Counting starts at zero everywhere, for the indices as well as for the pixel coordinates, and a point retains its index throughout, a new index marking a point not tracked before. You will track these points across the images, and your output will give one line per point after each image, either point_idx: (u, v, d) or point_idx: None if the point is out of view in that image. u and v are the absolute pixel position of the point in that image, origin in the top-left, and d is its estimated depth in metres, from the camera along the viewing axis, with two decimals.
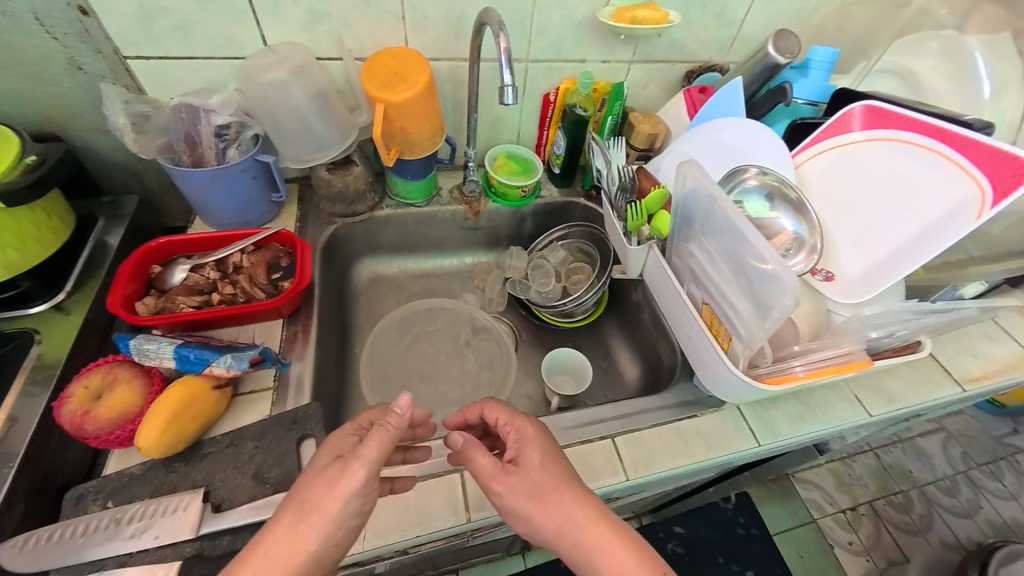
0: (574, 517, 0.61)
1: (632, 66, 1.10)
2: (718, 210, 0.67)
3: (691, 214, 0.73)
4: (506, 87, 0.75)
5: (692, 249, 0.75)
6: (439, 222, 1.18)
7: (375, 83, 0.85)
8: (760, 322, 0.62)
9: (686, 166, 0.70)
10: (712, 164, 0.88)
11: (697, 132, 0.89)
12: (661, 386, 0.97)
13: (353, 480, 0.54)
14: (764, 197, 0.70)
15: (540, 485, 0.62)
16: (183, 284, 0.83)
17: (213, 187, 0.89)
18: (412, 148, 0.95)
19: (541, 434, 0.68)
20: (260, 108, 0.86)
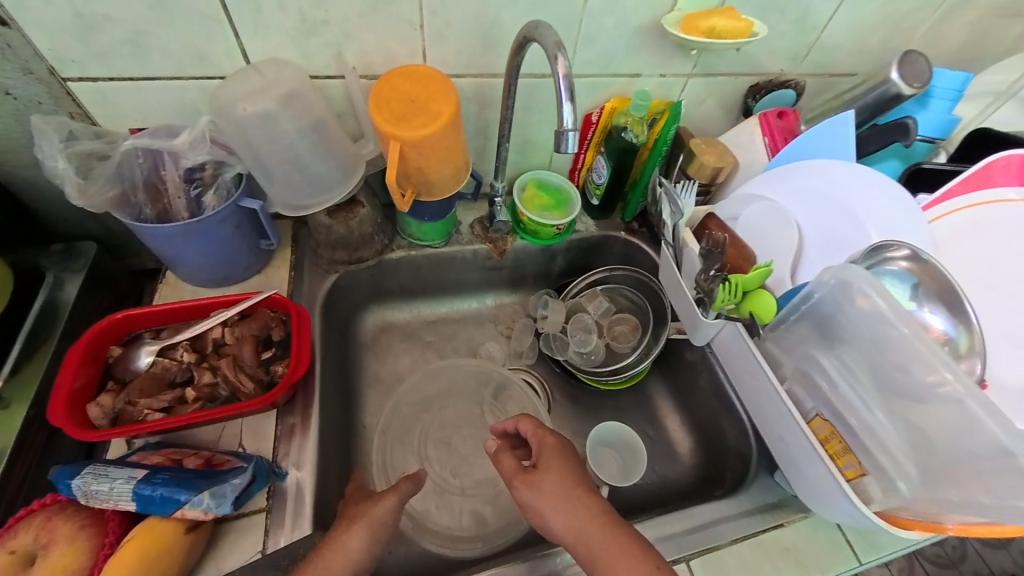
0: (588, 527, 0.58)
1: (690, 81, 0.92)
2: (893, 333, 0.49)
3: (829, 319, 0.56)
4: (562, 132, 0.57)
5: (813, 357, 0.59)
6: (457, 263, 1.00)
7: (388, 115, 0.67)
8: (937, 480, 0.50)
9: (847, 272, 0.52)
10: (811, 215, 0.69)
11: (788, 173, 0.71)
12: (727, 472, 0.82)
13: (389, 501, 0.62)
14: (907, 284, 0.53)
15: (556, 488, 0.61)
16: (150, 369, 0.66)
17: (186, 242, 0.71)
18: (431, 188, 0.77)
19: (560, 439, 0.67)
20: (243, 144, 0.68)
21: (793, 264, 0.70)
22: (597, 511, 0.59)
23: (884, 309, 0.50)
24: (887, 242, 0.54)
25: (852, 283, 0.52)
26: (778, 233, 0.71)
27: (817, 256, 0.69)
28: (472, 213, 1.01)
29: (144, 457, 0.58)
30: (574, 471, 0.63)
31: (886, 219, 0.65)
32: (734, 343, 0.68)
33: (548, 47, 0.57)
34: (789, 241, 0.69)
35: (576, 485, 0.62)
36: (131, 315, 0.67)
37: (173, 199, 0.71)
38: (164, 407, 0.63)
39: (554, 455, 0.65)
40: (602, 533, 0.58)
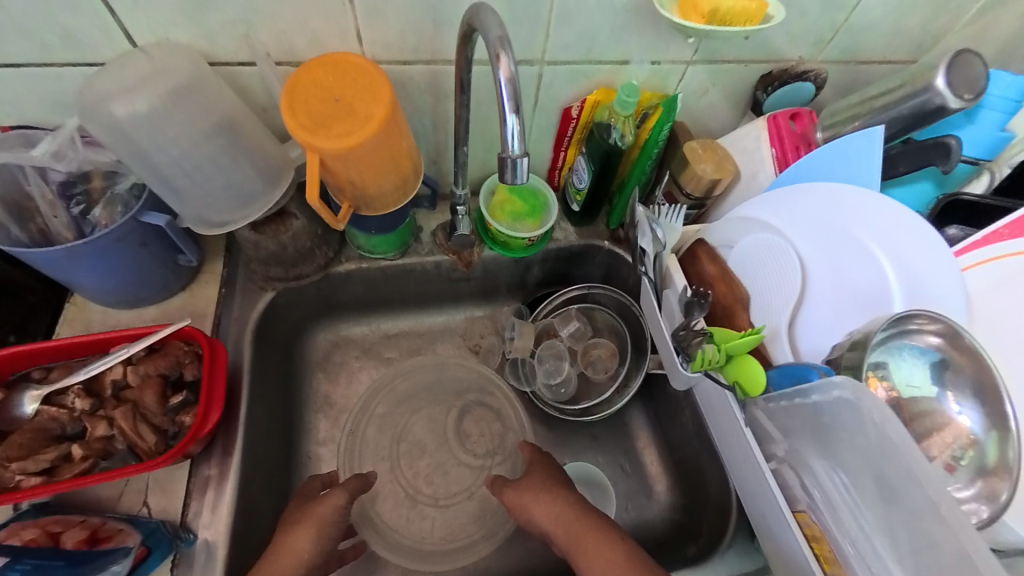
0: (567, 523, 0.62)
1: (690, 68, 0.77)
2: (902, 462, 0.39)
3: (822, 421, 0.45)
4: (506, 158, 0.46)
5: (804, 453, 0.49)
6: (418, 276, 0.88)
7: (307, 119, 0.54)
8: None
9: (847, 387, 0.42)
10: (816, 260, 0.57)
11: (792, 195, 0.59)
12: (708, 524, 0.73)
13: (331, 504, 0.63)
14: (932, 365, 0.45)
15: (539, 480, 0.69)
16: (33, 420, 0.57)
17: (76, 264, 0.60)
18: (371, 202, 0.65)
19: (543, 456, 0.74)
20: (130, 152, 0.56)
21: (793, 312, 0.57)
22: (574, 507, 0.64)
23: (891, 431, 0.39)
24: (914, 310, 0.44)
25: (857, 394, 0.41)
26: (776, 274, 0.58)
27: (823, 303, 0.56)
28: (435, 217, 0.88)
29: (14, 534, 0.49)
30: (544, 458, 0.73)
31: (904, 272, 0.53)
32: (720, 409, 0.59)
33: (489, 41, 0.44)
34: (791, 283, 0.57)
35: (552, 486, 0.67)
36: (9, 353, 0.58)
37: (51, 216, 0.59)
38: (45, 468, 0.54)
39: (535, 464, 0.72)
40: (578, 527, 0.61)
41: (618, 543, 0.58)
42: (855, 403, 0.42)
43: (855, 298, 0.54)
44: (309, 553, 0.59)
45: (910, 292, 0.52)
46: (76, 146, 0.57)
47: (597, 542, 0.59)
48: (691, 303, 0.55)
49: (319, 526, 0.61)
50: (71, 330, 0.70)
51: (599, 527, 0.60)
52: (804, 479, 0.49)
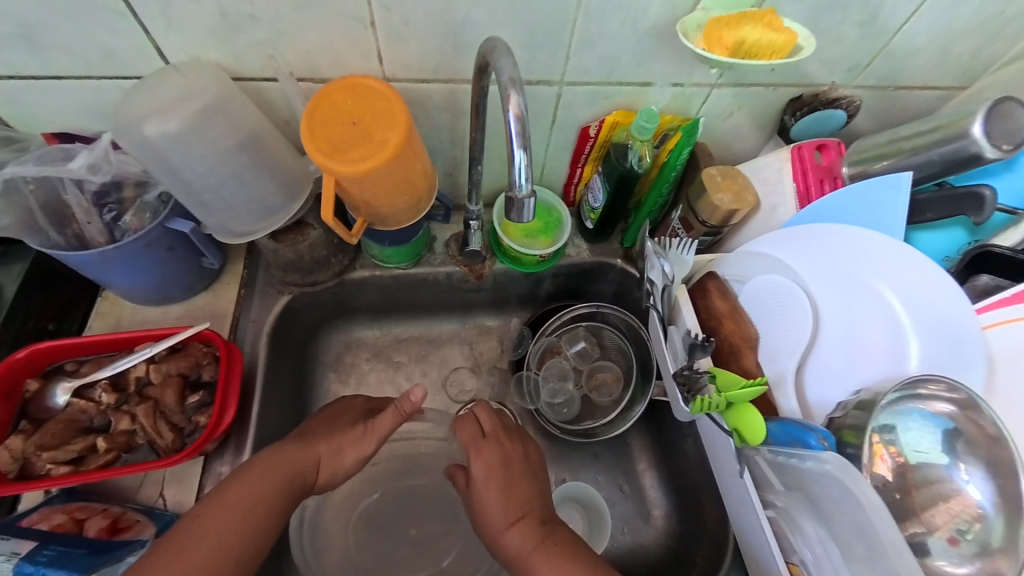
0: (527, 550, 0.58)
1: (715, 91, 0.75)
2: (888, 548, 0.39)
3: (813, 489, 0.45)
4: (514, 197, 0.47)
5: (794, 511, 0.49)
6: (430, 285, 0.89)
7: (325, 143, 0.56)
8: None
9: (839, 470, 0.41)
10: (829, 305, 0.55)
11: (806, 235, 0.57)
12: (705, 557, 0.73)
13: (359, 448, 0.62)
14: (941, 433, 0.44)
15: (495, 499, 0.61)
16: (65, 410, 0.61)
17: (108, 265, 0.64)
18: (385, 219, 0.67)
19: (498, 458, 0.64)
20: (159, 167, 0.59)
21: (802, 357, 0.56)
22: (533, 538, 0.58)
23: (876, 518, 0.39)
24: (928, 375, 0.44)
25: (846, 477, 0.41)
26: (787, 316, 0.57)
27: (836, 352, 0.54)
28: (449, 228, 0.89)
29: (46, 517, 0.54)
30: (501, 471, 0.63)
31: (921, 327, 0.51)
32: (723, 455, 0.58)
33: (502, 81, 0.44)
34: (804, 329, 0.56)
35: (513, 510, 0.60)
36: (46, 347, 0.62)
37: (85, 223, 0.63)
38: (73, 458, 0.58)
39: (495, 468, 0.63)
40: (538, 562, 0.56)
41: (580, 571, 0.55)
42: (844, 484, 0.41)
43: (871, 351, 0.52)
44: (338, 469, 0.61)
45: (929, 350, 0.50)
46: (111, 161, 0.61)
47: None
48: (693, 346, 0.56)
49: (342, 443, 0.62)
50: (103, 323, 0.75)
51: (563, 559, 0.56)
52: (799, 539, 0.49)
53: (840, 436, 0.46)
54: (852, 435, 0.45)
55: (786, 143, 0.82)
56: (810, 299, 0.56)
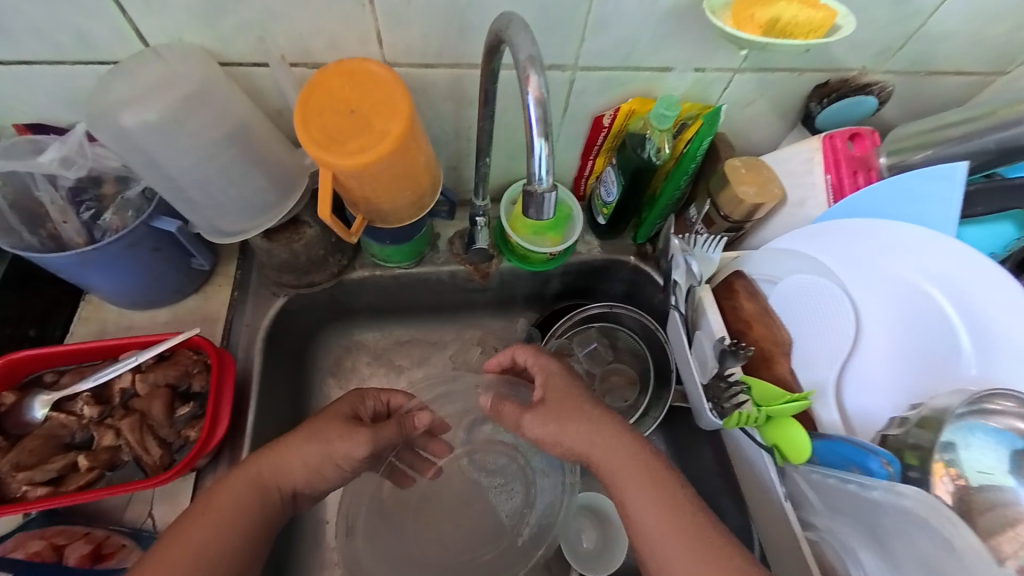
0: (609, 468, 0.53)
1: (737, 77, 0.70)
2: None
3: (881, 519, 0.44)
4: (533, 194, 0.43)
5: (836, 529, 0.49)
6: (434, 285, 0.84)
7: (320, 135, 0.51)
8: None
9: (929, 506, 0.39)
10: (871, 311, 0.52)
11: (840, 231, 0.53)
12: None
13: (353, 446, 0.56)
14: (1009, 455, 0.41)
15: (562, 407, 0.57)
16: (44, 425, 0.56)
17: (86, 268, 0.59)
18: (385, 216, 0.62)
19: (561, 368, 0.60)
20: (141, 162, 0.54)
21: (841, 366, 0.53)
22: (615, 438, 0.54)
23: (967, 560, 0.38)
24: (996, 391, 0.42)
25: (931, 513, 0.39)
26: (829, 321, 0.54)
27: (873, 359, 0.52)
28: (453, 225, 0.84)
29: (21, 546, 0.49)
30: (577, 399, 0.57)
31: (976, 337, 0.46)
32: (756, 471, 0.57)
33: (518, 61, 0.39)
34: (839, 336, 0.53)
35: (584, 419, 0.56)
36: (21, 357, 0.57)
37: (61, 222, 0.58)
38: (52, 478, 0.53)
39: (558, 390, 0.58)
40: (620, 462, 0.53)
41: (663, 496, 0.50)
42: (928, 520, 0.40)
43: (913, 361, 0.50)
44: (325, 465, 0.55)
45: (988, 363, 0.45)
46: (87, 155, 0.56)
47: (641, 500, 0.50)
48: (723, 352, 0.52)
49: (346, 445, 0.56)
50: (87, 329, 0.70)
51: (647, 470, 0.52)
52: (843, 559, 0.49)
53: (903, 459, 0.46)
54: (915, 456, 0.45)
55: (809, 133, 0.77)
56: (846, 303, 0.53)
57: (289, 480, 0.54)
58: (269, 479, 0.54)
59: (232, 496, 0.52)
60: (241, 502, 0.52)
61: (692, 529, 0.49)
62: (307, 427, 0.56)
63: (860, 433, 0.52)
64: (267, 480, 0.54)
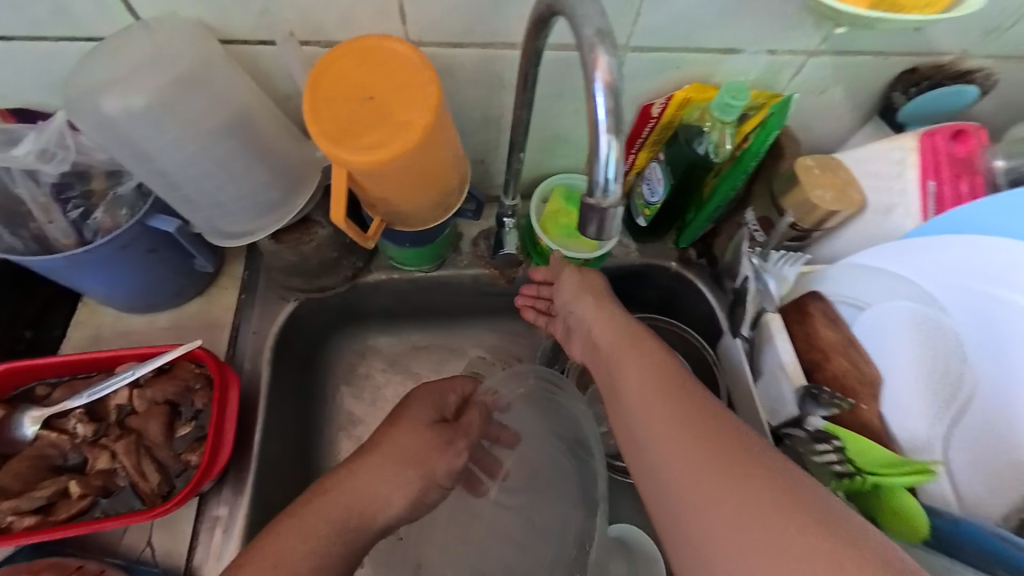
0: (609, 345, 0.51)
1: (811, 61, 0.60)
2: None
3: None
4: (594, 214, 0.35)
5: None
6: (455, 290, 0.77)
7: (333, 126, 0.44)
8: None
9: None
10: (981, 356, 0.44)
11: (933, 250, 0.47)
12: None
13: (447, 460, 0.56)
14: None
15: (582, 292, 0.58)
16: (34, 444, 0.52)
17: (77, 271, 0.53)
18: (406, 218, 0.55)
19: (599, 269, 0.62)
20: (131, 155, 0.48)
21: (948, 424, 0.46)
22: (625, 324, 0.53)
23: None
24: None
25: None
26: (925, 366, 0.47)
27: (989, 420, 0.44)
28: (478, 225, 0.76)
29: None
30: (584, 280, 0.59)
31: None
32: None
33: (583, 38, 0.31)
34: (940, 382, 0.46)
35: (600, 303, 0.56)
36: (4, 371, 0.52)
37: (45, 221, 0.52)
38: (40, 506, 0.48)
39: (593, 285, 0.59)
40: (620, 341, 0.51)
41: (655, 370, 0.45)
42: None
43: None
44: (413, 491, 0.54)
45: None
46: (68, 145, 0.49)
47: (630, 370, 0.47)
48: (805, 397, 0.48)
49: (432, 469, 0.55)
50: (83, 333, 0.65)
51: (650, 349, 0.48)
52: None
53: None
54: None
55: (886, 128, 0.67)
56: (955, 342, 0.46)
57: (383, 510, 0.52)
58: (362, 513, 0.50)
59: (332, 522, 0.48)
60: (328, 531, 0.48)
61: (684, 401, 0.41)
62: (389, 441, 0.55)
63: (978, 514, 0.44)
64: (354, 513, 0.50)
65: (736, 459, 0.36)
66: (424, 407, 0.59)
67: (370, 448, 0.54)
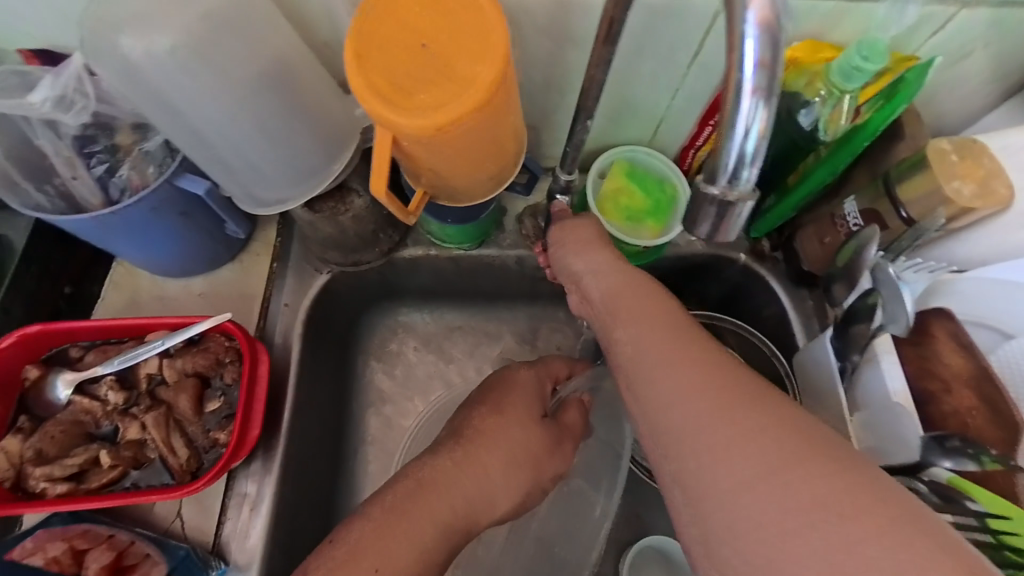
0: (606, 290, 0.45)
1: (957, 17, 0.49)
2: None
3: None
4: (722, 203, 0.28)
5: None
6: (497, 271, 0.71)
7: (382, 80, 0.37)
8: None
9: None
10: None
11: None
12: None
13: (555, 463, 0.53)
14: None
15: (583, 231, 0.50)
16: (67, 409, 0.51)
17: (105, 232, 0.50)
18: (453, 193, 0.48)
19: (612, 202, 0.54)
20: (157, 109, 0.43)
21: None
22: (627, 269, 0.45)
23: None
24: None
25: None
26: None
27: None
28: (527, 200, 0.69)
29: (40, 548, 0.45)
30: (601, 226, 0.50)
31: None
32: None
33: None
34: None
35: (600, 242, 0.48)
36: (36, 333, 0.50)
37: (70, 177, 0.48)
38: (73, 473, 0.48)
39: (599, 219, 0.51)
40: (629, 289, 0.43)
41: (648, 303, 0.41)
42: None
43: None
44: (514, 491, 0.49)
45: None
46: (89, 94, 0.44)
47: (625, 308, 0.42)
48: (926, 441, 0.41)
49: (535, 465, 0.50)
50: (117, 296, 0.62)
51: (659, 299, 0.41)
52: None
53: None
54: None
55: None
56: None
57: (488, 511, 0.47)
58: (472, 515, 0.45)
59: (444, 517, 0.43)
60: (436, 538, 0.42)
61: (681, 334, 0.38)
62: (501, 432, 0.49)
63: None
64: (463, 514, 0.44)
65: (734, 388, 0.34)
66: (530, 395, 0.54)
67: (476, 439, 0.48)
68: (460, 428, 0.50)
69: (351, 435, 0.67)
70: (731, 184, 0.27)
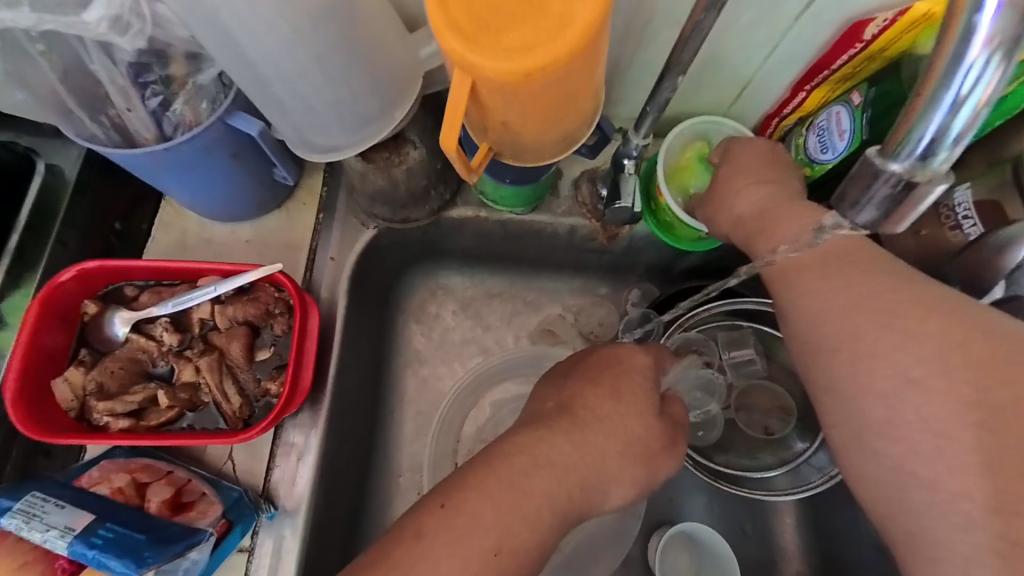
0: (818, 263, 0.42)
1: None
2: None
3: None
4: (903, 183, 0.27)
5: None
6: (548, 239, 0.67)
7: (465, 15, 0.33)
8: None
9: None
10: None
11: None
12: None
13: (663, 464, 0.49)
14: None
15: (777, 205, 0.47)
16: (124, 346, 0.51)
17: (159, 169, 0.48)
18: (522, 153, 0.44)
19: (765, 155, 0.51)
20: (211, 35, 0.39)
21: None
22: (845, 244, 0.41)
23: None
24: None
25: None
26: None
27: None
28: (586, 163, 0.64)
29: (105, 479, 0.46)
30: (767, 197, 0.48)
31: None
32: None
33: None
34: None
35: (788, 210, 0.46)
36: (94, 269, 0.50)
37: (124, 109, 0.46)
38: (132, 409, 0.49)
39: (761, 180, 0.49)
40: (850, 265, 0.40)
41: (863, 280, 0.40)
42: None
43: None
44: (622, 487, 0.46)
45: None
46: (143, 15, 0.40)
47: (837, 276, 0.41)
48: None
49: (644, 460, 0.47)
50: (165, 236, 0.62)
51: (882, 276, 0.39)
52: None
53: None
54: None
55: None
56: None
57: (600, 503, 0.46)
58: (578, 503, 0.44)
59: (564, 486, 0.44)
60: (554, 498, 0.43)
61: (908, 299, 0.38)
62: (615, 418, 0.47)
63: None
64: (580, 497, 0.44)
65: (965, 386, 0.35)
66: (644, 383, 0.50)
67: (589, 422, 0.46)
68: (570, 403, 0.48)
69: (388, 395, 0.66)
70: (921, 161, 0.26)
